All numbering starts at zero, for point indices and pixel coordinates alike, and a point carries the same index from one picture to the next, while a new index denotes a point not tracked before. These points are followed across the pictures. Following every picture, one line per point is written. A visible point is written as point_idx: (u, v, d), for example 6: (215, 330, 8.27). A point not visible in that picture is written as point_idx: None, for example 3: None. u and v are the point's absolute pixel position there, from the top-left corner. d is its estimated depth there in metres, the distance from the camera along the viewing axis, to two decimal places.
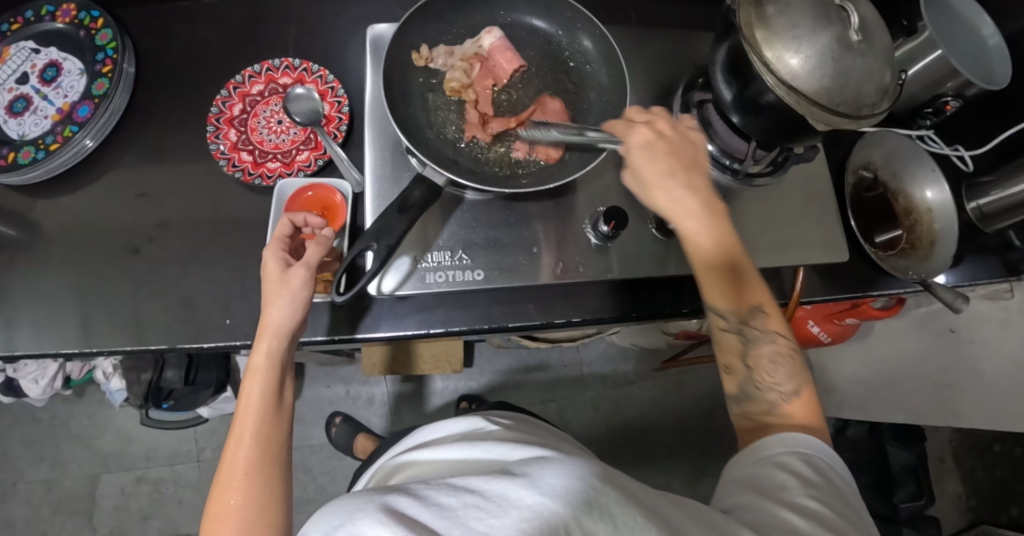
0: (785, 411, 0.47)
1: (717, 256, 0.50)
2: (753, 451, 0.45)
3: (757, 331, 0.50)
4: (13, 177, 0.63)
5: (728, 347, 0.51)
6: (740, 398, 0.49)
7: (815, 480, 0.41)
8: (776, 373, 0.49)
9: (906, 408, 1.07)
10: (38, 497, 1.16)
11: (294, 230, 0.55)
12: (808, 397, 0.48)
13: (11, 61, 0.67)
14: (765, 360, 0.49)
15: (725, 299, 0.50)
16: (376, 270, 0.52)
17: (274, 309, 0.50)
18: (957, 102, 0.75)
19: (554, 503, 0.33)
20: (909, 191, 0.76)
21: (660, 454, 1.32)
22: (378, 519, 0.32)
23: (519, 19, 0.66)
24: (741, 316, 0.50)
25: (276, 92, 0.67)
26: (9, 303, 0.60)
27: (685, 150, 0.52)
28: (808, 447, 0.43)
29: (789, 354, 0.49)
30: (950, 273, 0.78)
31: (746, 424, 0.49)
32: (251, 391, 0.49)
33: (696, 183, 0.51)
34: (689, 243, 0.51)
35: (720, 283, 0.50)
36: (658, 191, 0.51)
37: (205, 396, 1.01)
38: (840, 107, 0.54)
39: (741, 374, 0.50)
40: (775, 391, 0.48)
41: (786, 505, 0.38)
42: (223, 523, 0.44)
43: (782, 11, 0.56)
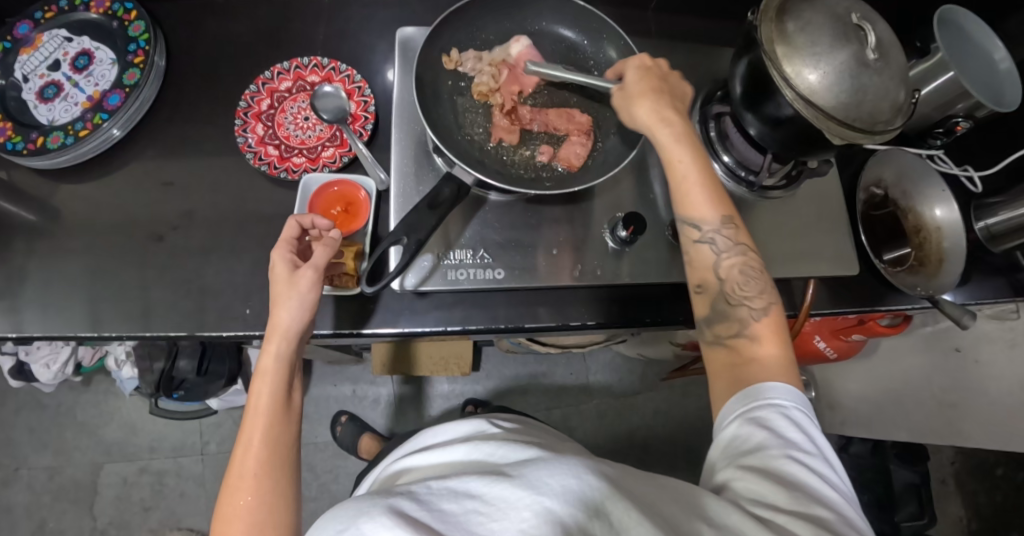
0: (754, 332, 0.50)
1: (691, 166, 0.54)
2: (728, 408, 0.47)
3: (725, 244, 0.53)
4: (42, 161, 0.64)
5: (700, 264, 0.53)
6: (712, 317, 0.52)
7: (792, 439, 0.43)
8: (746, 289, 0.52)
9: (910, 426, 1.08)
10: (40, 484, 1.16)
11: (301, 232, 0.54)
12: (776, 315, 0.51)
13: (44, 48, 0.69)
14: (737, 276, 0.52)
15: (698, 210, 0.54)
16: (405, 263, 0.54)
17: (282, 310, 0.50)
18: (968, 123, 0.77)
19: (552, 502, 0.35)
20: (919, 209, 0.77)
21: (662, 464, 1.32)
22: (382, 523, 0.33)
23: (545, 27, 0.68)
24: (713, 228, 0.53)
25: (303, 90, 0.68)
26: (35, 284, 0.62)
27: (675, 88, 0.59)
28: (786, 396, 0.45)
29: (757, 274, 0.53)
30: (959, 291, 0.79)
31: (717, 348, 0.51)
32: (260, 391, 0.48)
33: (677, 112, 0.57)
34: (665, 152, 0.55)
35: (693, 192, 0.54)
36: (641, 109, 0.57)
37: (217, 388, 1.02)
38: (856, 123, 0.56)
39: (713, 291, 0.53)
40: (745, 307, 0.51)
41: (764, 474, 0.41)
42: (233, 523, 0.44)
43: (803, 28, 0.57)
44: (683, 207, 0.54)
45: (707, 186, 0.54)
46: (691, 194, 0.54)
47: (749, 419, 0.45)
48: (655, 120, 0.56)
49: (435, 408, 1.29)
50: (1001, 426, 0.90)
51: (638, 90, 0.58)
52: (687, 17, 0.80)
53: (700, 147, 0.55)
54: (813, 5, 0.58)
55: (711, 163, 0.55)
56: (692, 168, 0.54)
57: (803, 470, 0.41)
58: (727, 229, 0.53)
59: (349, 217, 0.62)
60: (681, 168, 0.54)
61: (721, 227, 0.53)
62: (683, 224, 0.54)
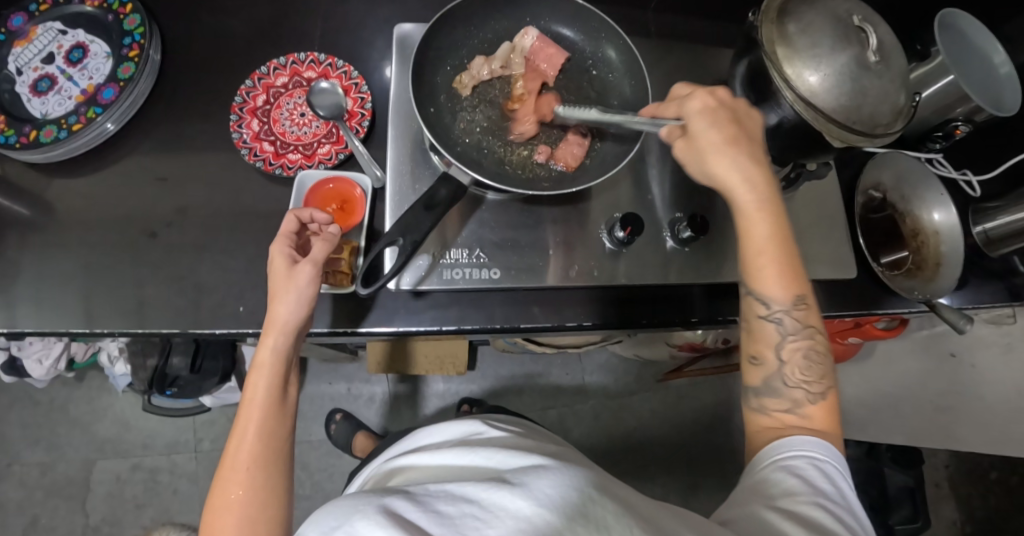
0: (807, 413, 0.48)
1: (765, 242, 0.50)
2: (762, 455, 0.47)
3: (795, 322, 0.50)
4: (35, 155, 0.63)
5: (763, 337, 0.51)
6: (763, 391, 0.50)
7: (822, 490, 0.43)
8: (807, 370, 0.49)
9: (905, 428, 1.07)
10: (32, 480, 1.16)
11: (300, 226, 0.53)
12: (830, 401, 0.49)
13: (37, 41, 0.68)
14: (799, 356, 0.50)
15: (770, 287, 0.50)
16: (400, 265, 0.53)
17: (279, 304, 0.49)
18: (967, 127, 0.76)
19: (548, 513, 0.34)
20: (917, 214, 0.77)
21: (657, 465, 1.32)
22: (376, 523, 0.33)
23: (545, 26, 0.67)
24: (784, 307, 0.50)
25: (300, 86, 0.68)
26: (26, 279, 0.61)
27: (746, 124, 0.54)
28: (820, 451, 0.45)
29: (821, 353, 0.50)
30: (956, 296, 0.78)
31: (762, 418, 0.50)
32: (257, 386, 0.48)
33: (756, 156, 0.53)
34: (743, 215, 0.51)
35: (766, 267, 0.50)
36: (715, 157, 0.52)
37: (211, 385, 1.00)
38: (857, 125, 0.55)
39: (770, 366, 0.50)
40: (803, 390, 0.49)
41: (788, 513, 0.40)
42: (224, 518, 0.44)
43: (804, 30, 0.57)
44: (755, 279, 0.51)
45: (783, 261, 0.50)
46: (765, 268, 0.50)
47: (780, 466, 0.44)
48: (737, 178, 0.51)
49: (430, 407, 1.29)
50: (997, 430, 0.89)
51: (721, 140, 0.52)
52: (687, 17, 0.80)
53: (779, 215, 0.51)
54: (813, 6, 0.58)
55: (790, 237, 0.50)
56: (765, 239, 0.50)
57: (829, 518, 0.41)
58: (799, 310, 0.50)
59: (344, 214, 0.61)
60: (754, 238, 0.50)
61: (793, 307, 0.50)
62: (751, 295, 0.51)
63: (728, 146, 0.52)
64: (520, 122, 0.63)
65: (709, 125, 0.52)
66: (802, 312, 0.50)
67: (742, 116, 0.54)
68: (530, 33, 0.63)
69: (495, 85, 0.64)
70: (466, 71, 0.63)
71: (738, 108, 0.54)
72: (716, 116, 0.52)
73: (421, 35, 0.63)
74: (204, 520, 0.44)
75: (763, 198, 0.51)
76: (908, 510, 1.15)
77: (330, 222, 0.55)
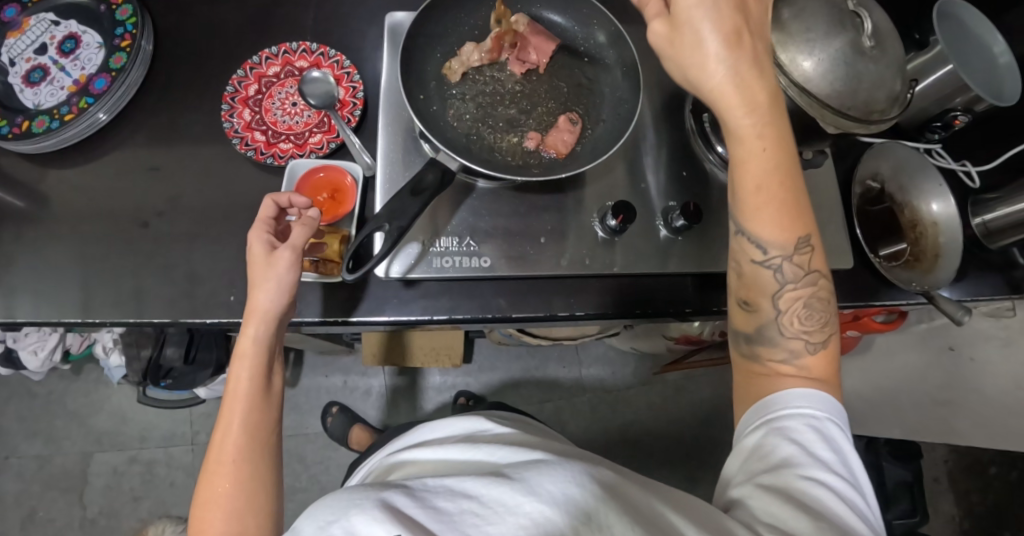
0: (804, 364, 0.47)
1: (767, 180, 0.46)
2: (755, 414, 0.46)
3: (794, 269, 0.48)
4: (27, 145, 0.63)
5: (759, 283, 0.49)
6: (757, 339, 0.49)
7: (820, 456, 0.42)
8: (806, 320, 0.48)
9: (903, 422, 1.07)
10: (30, 473, 1.16)
11: (278, 211, 0.53)
12: (830, 349, 0.48)
13: (30, 32, 0.68)
14: (799, 304, 0.48)
15: (770, 231, 0.47)
16: (386, 251, 0.52)
17: (260, 292, 0.49)
18: (967, 117, 0.76)
19: (552, 511, 0.34)
20: (915, 204, 0.76)
21: (654, 459, 1.31)
22: (374, 517, 0.32)
23: (537, 14, 0.67)
24: (784, 254, 0.47)
25: (292, 75, 0.68)
26: (16, 268, 0.61)
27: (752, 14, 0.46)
28: (818, 411, 0.44)
29: (821, 301, 0.49)
30: (954, 287, 0.78)
31: (756, 366, 0.49)
32: (239, 376, 0.47)
33: (760, 67, 0.46)
34: (738, 145, 0.46)
35: (766, 207, 0.46)
36: (714, 71, 0.45)
37: (205, 377, 0.99)
38: (851, 111, 0.55)
39: (765, 314, 0.49)
40: (801, 339, 0.48)
41: (783, 492, 0.40)
42: (212, 513, 0.43)
43: (798, 14, 0.56)
44: (752, 219, 0.47)
45: (784, 201, 0.46)
46: (763, 209, 0.46)
47: (775, 429, 0.43)
48: (741, 99, 0.45)
49: (428, 401, 1.29)
50: (996, 423, 0.89)
51: (725, 48, 0.45)
52: None
53: (783, 148, 0.46)
54: None
55: (794, 172, 0.46)
56: (765, 175, 0.46)
57: (827, 491, 0.40)
58: (802, 255, 0.47)
59: (335, 203, 0.61)
60: (752, 168, 0.46)
61: (793, 253, 0.47)
62: (746, 236, 0.48)
63: (729, 56, 0.45)
64: (509, 110, 0.63)
65: (712, 16, 0.44)
66: (804, 257, 0.48)
67: (752, 7, 0.46)
68: (522, 18, 0.62)
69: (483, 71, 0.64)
70: (455, 57, 0.63)
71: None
72: (729, 13, 0.45)
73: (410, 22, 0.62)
74: (191, 516, 0.44)
75: (771, 125, 0.46)
76: (907, 504, 1.14)
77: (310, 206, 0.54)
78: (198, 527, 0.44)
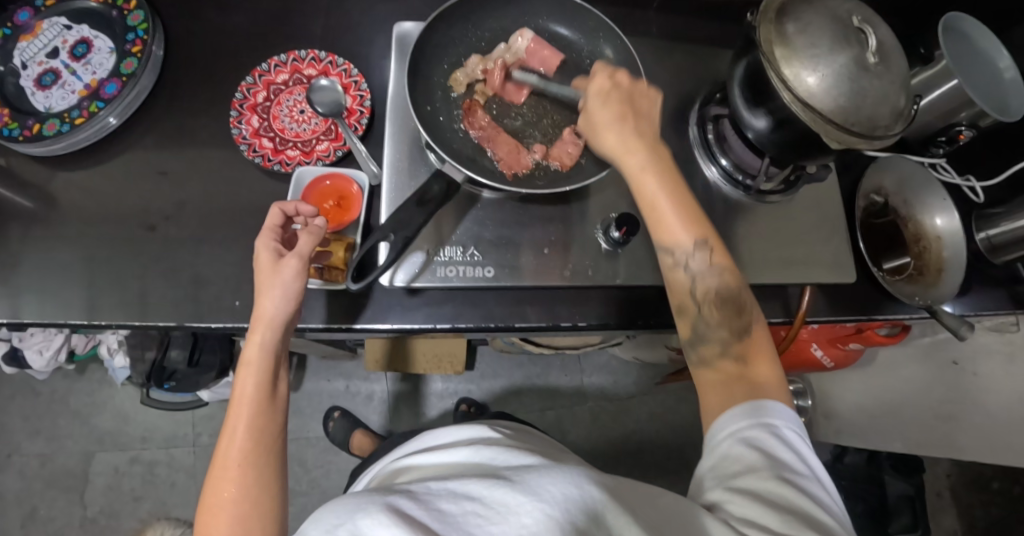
0: (737, 354, 0.49)
1: (659, 192, 0.52)
2: (719, 425, 0.46)
3: (702, 267, 0.51)
4: (37, 148, 0.64)
5: (677, 286, 0.52)
6: (694, 340, 0.51)
7: (785, 462, 0.42)
8: (724, 311, 0.51)
9: (906, 437, 1.06)
10: (32, 471, 1.17)
11: (285, 220, 0.53)
12: (755, 335, 0.51)
13: (42, 35, 0.69)
14: (714, 299, 0.51)
15: (672, 234, 0.51)
16: (392, 261, 0.53)
17: (267, 300, 0.49)
18: (971, 132, 0.76)
19: (555, 511, 0.34)
20: (919, 218, 0.76)
21: (655, 468, 1.31)
22: (380, 520, 0.32)
23: (543, 26, 0.67)
24: (689, 254, 0.51)
25: (300, 83, 0.68)
26: (23, 269, 0.62)
27: (636, 100, 0.56)
28: (779, 420, 0.44)
29: (736, 292, 0.52)
30: (957, 302, 0.78)
31: (702, 368, 0.50)
32: (245, 381, 0.48)
33: (642, 127, 0.55)
34: (637, 176, 0.52)
35: (670, 220, 0.51)
36: (606, 132, 0.54)
37: (207, 380, 0.99)
38: (854, 126, 0.55)
39: (692, 314, 0.52)
40: (726, 331, 0.50)
41: (753, 496, 0.40)
42: (217, 516, 0.44)
43: (803, 30, 0.56)
44: (660, 233, 0.52)
45: (682, 212, 0.51)
46: (666, 222, 0.51)
47: (738, 438, 0.44)
48: (623, 149, 0.53)
49: (430, 407, 1.29)
50: (999, 439, 0.88)
51: (600, 119, 0.54)
52: (689, 19, 0.79)
53: (670, 170, 0.53)
54: (813, 6, 0.57)
55: (682, 187, 0.52)
56: (660, 191, 0.52)
57: (794, 493, 0.40)
58: (702, 251, 0.51)
59: (341, 211, 0.61)
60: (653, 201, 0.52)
61: (697, 253, 0.51)
62: (660, 249, 0.52)
63: (616, 117, 0.54)
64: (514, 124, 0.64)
65: (601, 101, 0.55)
66: (707, 257, 0.51)
67: (637, 95, 0.56)
68: (526, 34, 0.63)
69: (487, 85, 0.63)
70: (461, 69, 0.63)
71: (635, 90, 0.56)
72: (610, 95, 0.55)
73: (419, 33, 0.63)
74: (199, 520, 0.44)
75: (654, 156, 0.53)
76: (908, 518, 1.14)
77: (316, 214, 0.55)
78: (203, 530, 0.44)
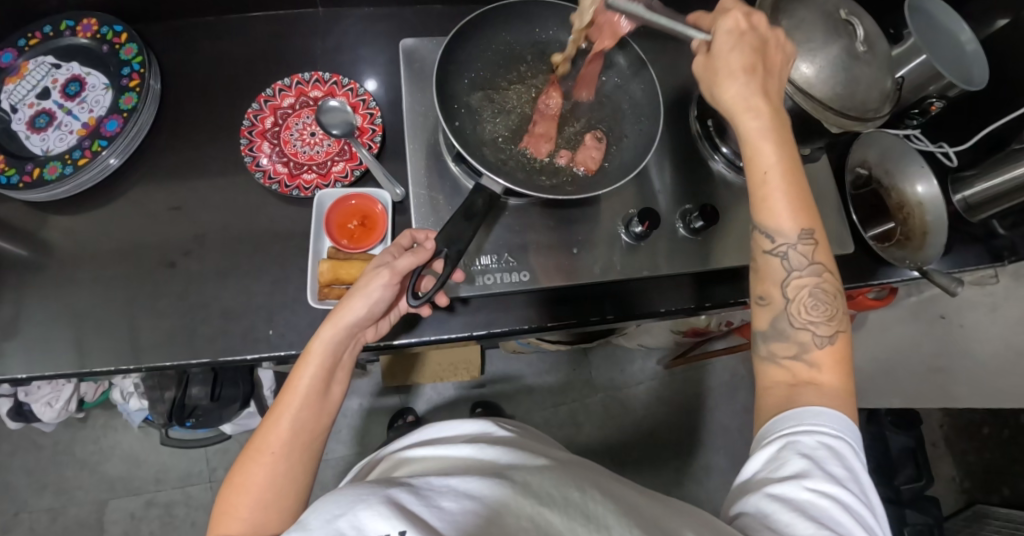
0: (813, 359, 0.47)
1: (775, 168, 0.48)
2: (770, 427, 0.45)
3: (801, 258, 0.49)
4: (41, 194, 0.62)
5: (770, 274, 0.50)
6: (770, 333, 0.50)
7: (830, 471, 0.41)
8: (814, 310, 0.48)
9: (903, 393, 1.12)
10: (42, 527, 1.12)
11: (411, 243, 0.55)
12: (841, 344, 0.48)
13: (30, 76, 0.66)
14: (807, 295, 0.49)
15: (777, 219, 0.49)
16: (445, 274, 0.53)
17: (349, 302, 0.50)
18: (941, 102, 0.82)
19: (546, 508, 0.37)
20: (901, 187, 0.81)
21: (670, 450, 1.35)
22: (381, 512, 0.33)
23: (553, 36, 0.69)
24: (791, 241, 0.49)
25: (307, 106, 0.68)
26: (43, 320, 0.60)
27: (771, 51, 0.52)
28: (833, 427, 0.43)
29: (830, 293, 0.49)
30: (943, 262, 0.83)
31: (771, 368, 0.49)
32: (304, 373, 0.48)
33: (769, 89, 0.51)
34: (749, 143, 0.50)
35: (778, 197, 0.48)
36: (726, 84, 0.51)
37: (232, 412, 0.97)
38: (851, 111, 0.59)
39: (777, 307, 0.50)
40: (809, 331, 0.48)
41: (793, 503, 0.39)
42: (240, 496, 0.43)
43: (797, 25, 0.59)
44: (762, 212, 0.49)
45: (793, 190, 0.48)
46: (773, 198, 0.48)
47: (788, 443, 0.43)
48: (743, 108, 0.50)
49: (445, 416, 1.30)
50: (988, 385, 0.97)
51: (728, 69, 0.51)
52: (673, 17, 0.83)
53: (788, 145, 0.49)
54: (804, 2, 0.61)
55: (799, 168, 0.49)
56: (776, 170, 0.48)
57: (836, 505, 0.39)
58: (807, 244, 0.48)
59: (366, 230, 0.63)
60: (767, 173, 0.48)
61: (800, 242, 0.48)
62: (759, 229, 0.50)
63: (741, 73, 0.50)
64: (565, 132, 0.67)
65: (733, 46, 0.51)
66: (810, 248, 0.49)
67: (771, 48, 0.52)
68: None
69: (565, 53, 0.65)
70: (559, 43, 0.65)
71: (771, 37, 0.52)
72: (743, 41, 0.51)
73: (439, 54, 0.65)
74: (221, 494, 0.44)
75: (775, 124, 0.50)
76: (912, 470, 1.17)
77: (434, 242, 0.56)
78: (221, 511, 0.44)
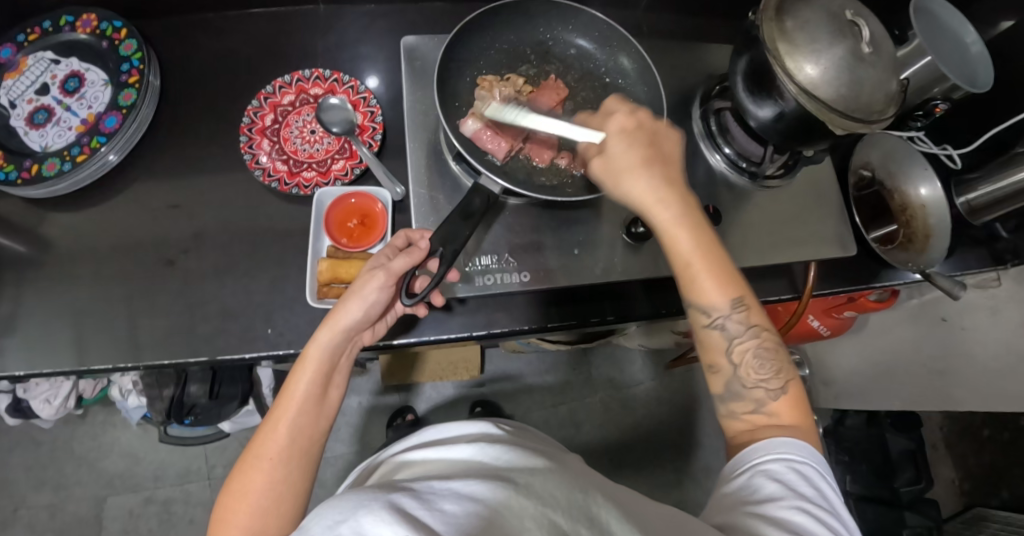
0: (772, 412, 0.46)
1: (693, 253, 0.49)
2: (738, 463, 0.45)
3: (736, 326, 0.48)
4: (39, 190, 0.62)
5: (711, 346, 0.49)
6: (727, 395, 0.49)
7: (803, 492, 0.40)
8: (761, 370, 0.48)
9: (903, 395, 1.12)
10: (41, 523, 1.12)
11: (407, 243, 0.55)
12: (796, 392, 0.48)
13: (29, 72, 0.66)
14: (750, 356, 0.48)
15: (705, 295, 0.48)
16: (443, 273, 0.53)
17: (345, 305, 0.50)
18: (946, 104, 0.80)
19: (551, 509, 0.37)
20: (903, 189, 0.80)
21: (669, 451, 1.35)
22: (382, 517, 0.33)
23: (557, 35, 0.69)
24: (723, 313, 0.48)
25: (307, 103, 0.68)
26: (40, 318, 0.59)
27: (664, 138, 0.53)
28: (800, 454, 0.43)
29: (772, 349, 0.48)
30: (945, 265, 0.83)
31: (735, 423, 0.48)
32: (301, 378, 0.48)
33: (670, 175, 0.51)
34: (668, 229, 0.49)
35: (701, 276, 0.48)
36: (629, 180, 0.51)
37: (230, 410, 0.98)
38: (856, 113, 0.58)
39: (726, 373, 0.49)
40: (762, 389, 0.47)
41: (772, 520, 0.38)
42: (239, 503, 0.43)
43: (802, 26, 0.59)
44: (688, 292, 0.49)
45: (716, 267, 0.48)
46: (697, 280, 0.48)
47: (757, 472, 0.43)
48: (653, 197, 0.50)
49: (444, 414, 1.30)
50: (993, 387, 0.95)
51: (632, 162, 0.51)
52: (677, 16, 0.82)
53: (702, 223, 0.50)
54: (809, 3, 0.60)
55: (717, 245, 0.49)
56: (694, 254, 0.48)
57: (813, 522, 0.38)
58: (739, 313, 0.48)
59: (366, 229, 0.63)
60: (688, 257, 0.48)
61: (731, 312, 0.48)
62: (691, 306, 0.49)
63: (640, 166, 0.50)
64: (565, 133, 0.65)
65: (625, 145, 0.52)
66: (743, 314, 0.48)
67: (661, 137, 0.53)
68: None
69: None
70: None
71: (658, 129, 0.53)
72: (633, 138, 0.52)
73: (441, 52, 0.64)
74: (218, 502, 0.44)
75: (684, 207, 0.50)
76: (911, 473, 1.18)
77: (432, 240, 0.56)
78: (219, 520, 0.43)
